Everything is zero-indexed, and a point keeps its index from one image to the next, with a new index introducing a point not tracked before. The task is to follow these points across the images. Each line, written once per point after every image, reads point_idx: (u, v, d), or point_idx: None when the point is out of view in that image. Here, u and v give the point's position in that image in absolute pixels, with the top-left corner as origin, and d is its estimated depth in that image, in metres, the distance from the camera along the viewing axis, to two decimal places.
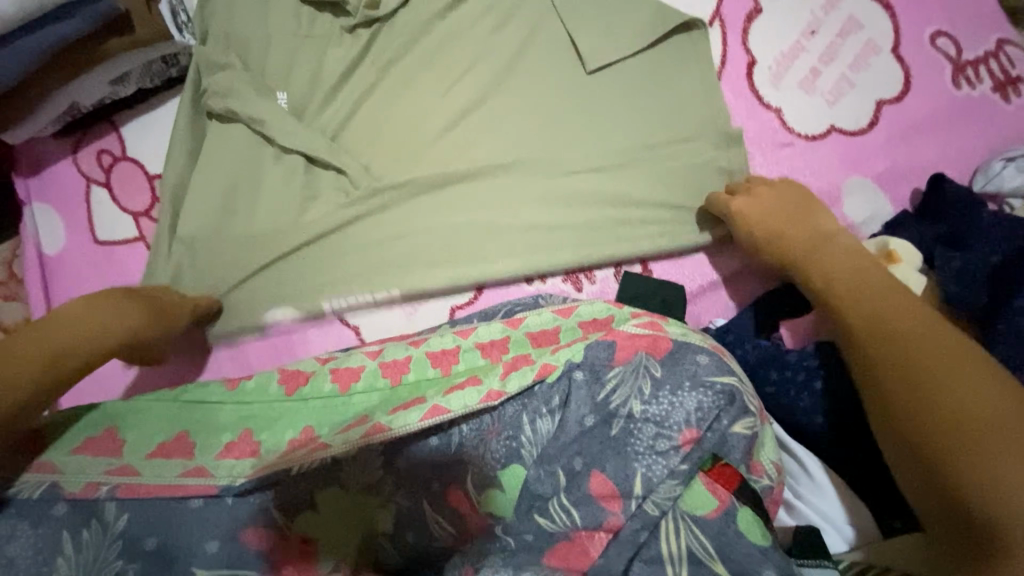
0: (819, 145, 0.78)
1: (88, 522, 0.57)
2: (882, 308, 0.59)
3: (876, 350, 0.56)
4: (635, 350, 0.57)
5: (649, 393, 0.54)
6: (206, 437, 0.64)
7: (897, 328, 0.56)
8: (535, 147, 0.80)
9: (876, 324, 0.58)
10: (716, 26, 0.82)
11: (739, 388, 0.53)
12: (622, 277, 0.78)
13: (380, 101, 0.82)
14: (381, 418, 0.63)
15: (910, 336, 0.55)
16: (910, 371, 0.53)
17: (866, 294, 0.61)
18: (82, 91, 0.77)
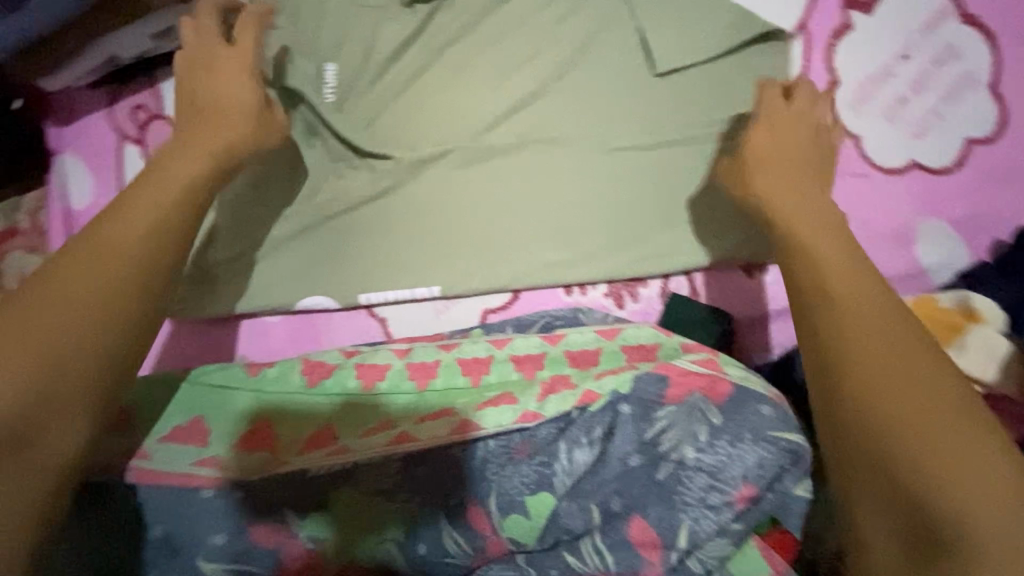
0: (897, 181, 0.73)
1: (102, 502, 0.59)
2: (826, 260, 0.51)
3: (808, 301, 0.50)
4: (693, 390, 0.55)
5: (705, 440, 0.53)
6: (221, 424, 0.62)
7: (843, 293, 0.48)
8: (592, 150, 0.75)
9: (830, 288, 0.49)
10: (800, 38, 0.76)
11: (805, 448, 0.52)
12: (668, 298, 0.73)
13: (432, 85, 0.78)
14: (409, 426, 0.61)
15: (832, 291, 0.49)
16: (865, 338, 0.46)
17: (824, 259, 0.52)
18: (123, 43, 0.73)
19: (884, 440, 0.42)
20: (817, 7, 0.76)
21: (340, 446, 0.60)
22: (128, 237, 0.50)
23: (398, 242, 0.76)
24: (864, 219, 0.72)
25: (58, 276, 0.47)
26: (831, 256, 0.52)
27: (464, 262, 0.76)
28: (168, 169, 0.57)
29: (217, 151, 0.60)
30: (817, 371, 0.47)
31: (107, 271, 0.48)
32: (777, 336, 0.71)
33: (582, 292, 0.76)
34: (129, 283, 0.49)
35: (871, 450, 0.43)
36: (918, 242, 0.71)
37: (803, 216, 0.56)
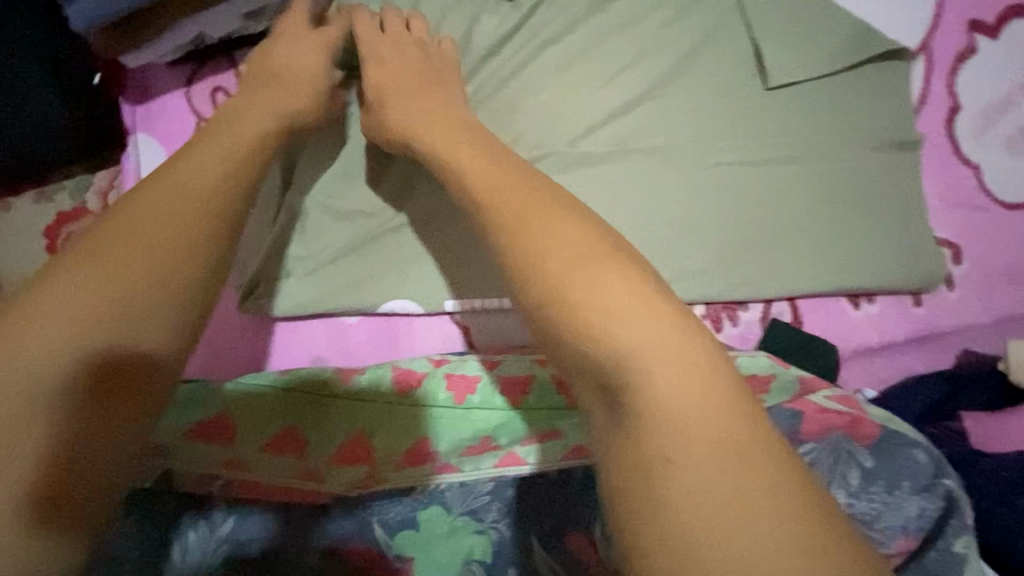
0: (1015, 216, 0.70)
1: (197, 522, 0.54)
2: (586, 278, 0.41)
3: (567, 326, 0.41)
4: (838, 428, 0.51)
5: (856, 485, 0.49)
6: (319, 434, 0.59)
7: (610, 318, 0.40)
8: (696, 163, 0.72)
9: (606, 321, 0.40)
10: (921, 59, 0.73)
11: (965, 497, 0.48)
12: (770, 324, 0.69)
13: (530, 82, 0.73)
14: (516, 448, 0.61)
15: (622, 321, 0.40)
16: (668, 372, 0.38)
17: (599, 283, 0.41)
18: (213, 22, 0.68)
19: (644, 475, 0.36)
20: (940, 28, 0.73)
21: (445, 464, 0.60)
22: (180, 215, 0.47)
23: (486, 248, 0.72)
24: (977, 253, 0.69)
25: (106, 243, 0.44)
26: (567, 254, 0.43)
27: None
28: (216, 130, 0.53)
29: (268, 133, 0.56)
30: (615, 418, 0.39)
31: (151, 235, 0.46)
32: (879, 369, 0.68)
33: None
34: (187, 270, 0.46)
35: (629, 478, 0.37)
36: None
37: (565, 237, 0.44)
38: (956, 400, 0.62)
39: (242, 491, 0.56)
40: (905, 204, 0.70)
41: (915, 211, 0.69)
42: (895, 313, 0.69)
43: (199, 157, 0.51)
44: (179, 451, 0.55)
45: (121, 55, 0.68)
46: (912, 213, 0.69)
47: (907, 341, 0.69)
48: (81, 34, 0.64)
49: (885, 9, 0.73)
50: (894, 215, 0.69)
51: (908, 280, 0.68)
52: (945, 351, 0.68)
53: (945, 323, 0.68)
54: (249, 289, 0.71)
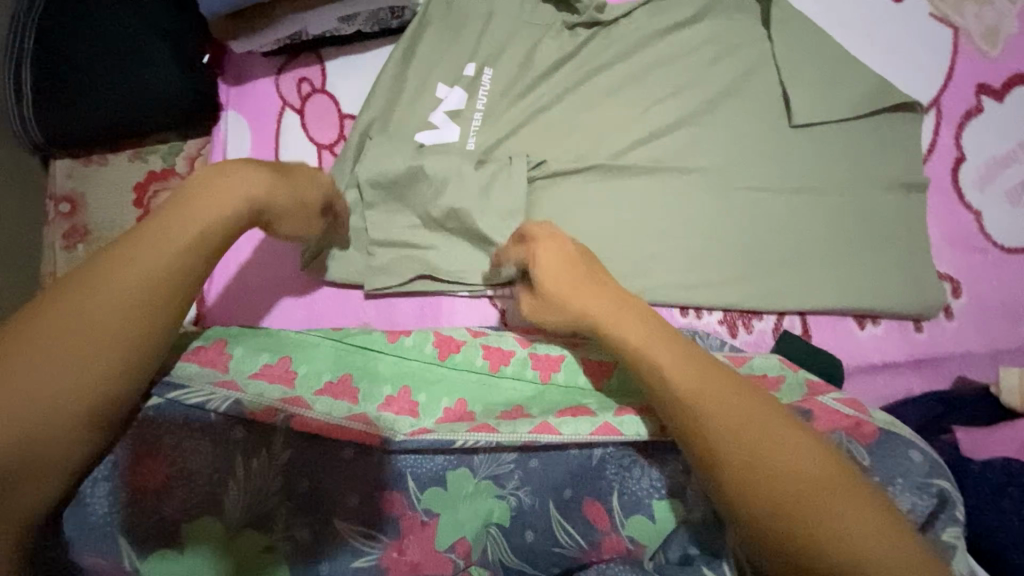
0: (1012, 259, 0.77)
1: (258, 450, 0.62)
2: (754, 437, 0.47)
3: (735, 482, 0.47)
4: (841, 427, 0.57)
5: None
6: (370, 385, 0.68)
7: (774, 464, 0.46)
8: (723, 185, 0.80)
9: (717, 431, 0.48)
10: (931, 114, 0.82)
11: (954, 495, 0.53)
12: (782, 333, 0.77)
13: (584, 101, 0.83)
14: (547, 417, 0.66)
15: (792, 490, 0.45)
16: (764, 441, 0.47)
17: (700, 388, 0.51)
18: (314, 21, 0.79)
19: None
20: (951, 88, 0.82)
21: (482, 422, 0.66)
22: (126, 295, 0.50)
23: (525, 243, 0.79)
24: (975, 288, 0.76)
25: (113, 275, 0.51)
26: (678, 370, 0.52)
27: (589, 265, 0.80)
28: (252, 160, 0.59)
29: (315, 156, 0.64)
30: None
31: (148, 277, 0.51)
32: (880, 387, 0.75)
33: (699, 315, 0.79)
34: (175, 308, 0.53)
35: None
36: None
37: (655, 336, 0.55)
38: (953, 418, 0.67)
39: (301, 425, 0.61)
40: (912, 237, 0.77)
41: (922, 247, 0.77)
42: (894, 333, 0.76)
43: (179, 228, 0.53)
44: (248, 387, 0.64)
45: (229, 40, 0.79)
46: (917, 246, 0.76)
47: (904, 362, 0.75)
48: (206, 20, 0.76)
49: (901, 69, 0.83)
50: (900, 246, 0.77)
51: (912, 306, 0.74)
52: (941, 374, 0.75)
53: (942, 349, 0.75)
54: (314, 251, 0.79)
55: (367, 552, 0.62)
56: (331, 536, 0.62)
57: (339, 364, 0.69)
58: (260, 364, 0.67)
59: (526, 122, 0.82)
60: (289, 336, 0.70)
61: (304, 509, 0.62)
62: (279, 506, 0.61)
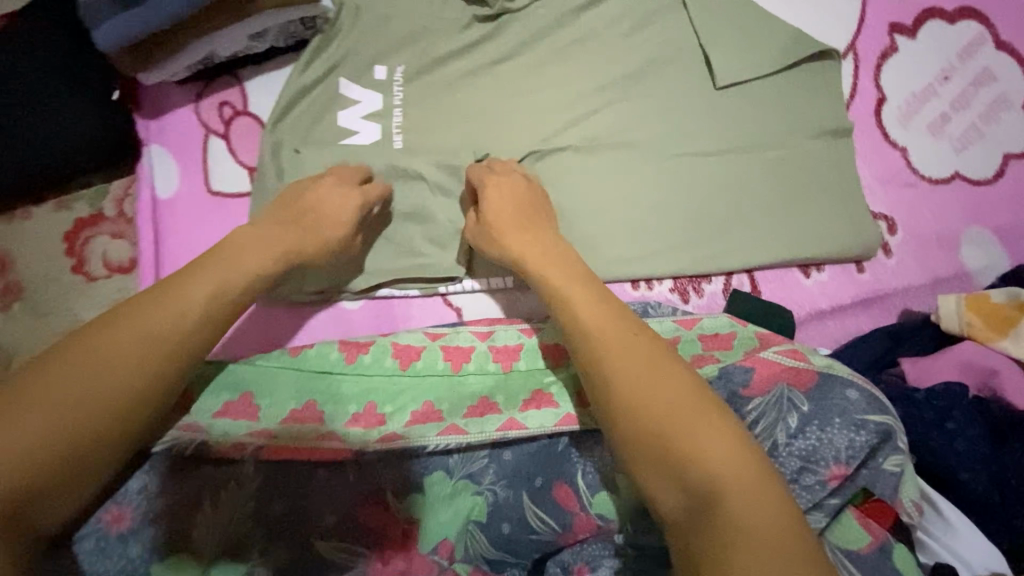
0: (942, 190, 0.79)
1: (230, 478, 0.63)
2: (655, 397, 0.52)
3: (660, 439, 0.50)
4: (781, 379, 0.59)
5: (796, 427, 0.56)
6: (334, 405, 0.68)
7: (667, 418, 0.51)
8: (656, 155, 0.81)
9: (626, 386, 0.54)
10: (849, 58, 0.83)
11: (894, 426, 0.55)
12: (731, 293, 0.78)
13: (509, 90, 0.83)
14: (515, 414, 0.68)
15: (711, 447, 0.48)
16: (667, 396, 0.52)
17: (621, 349, 0.56)
18: (222, 42, 0.76)
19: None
20: (864, 31, 0.83)
21: (451, 424, 0.67)
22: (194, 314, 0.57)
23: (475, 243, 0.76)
24: (911, 223, 0.78)
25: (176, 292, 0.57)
26: (604, 331, 0.58)
27: None
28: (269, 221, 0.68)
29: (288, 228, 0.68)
30: (699, 527, 0.46)
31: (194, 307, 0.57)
32: (832, 331, 0.77)
33: (649, 287, 0.80)
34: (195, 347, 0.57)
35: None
36: (961, 246, 0.77)
37: (586, 303, 0.61)
38: (900, 350, 0.69)
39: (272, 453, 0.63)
40: (844, 181, 0.78)
41: (854, 190, 0.78)
42: (837, 277, 0.78)
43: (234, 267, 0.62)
44: (211, 427, 0.64)
45: (136, 72, 0.76)
46: (850, 189, 0.78)
47: (851, 305, 0.77)
48: (106, 55, 0.73)
49: (815, 18, 0.84)
50: (832, 192, 0.78)
51: (851, 248, 0.76)
52: (887, 310, 0.77)
53: (886, 286, 0.77)
54: None
55: (349, 566, 0.63)
56: (312, 558, 0.62)
57: (301, 388, 0.68)
58: (219, 402, 0.66)
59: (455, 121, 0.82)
60: (251, 373, 0.68)
61: (282, 531, 0.62)
62: (253, 530, 0.62)
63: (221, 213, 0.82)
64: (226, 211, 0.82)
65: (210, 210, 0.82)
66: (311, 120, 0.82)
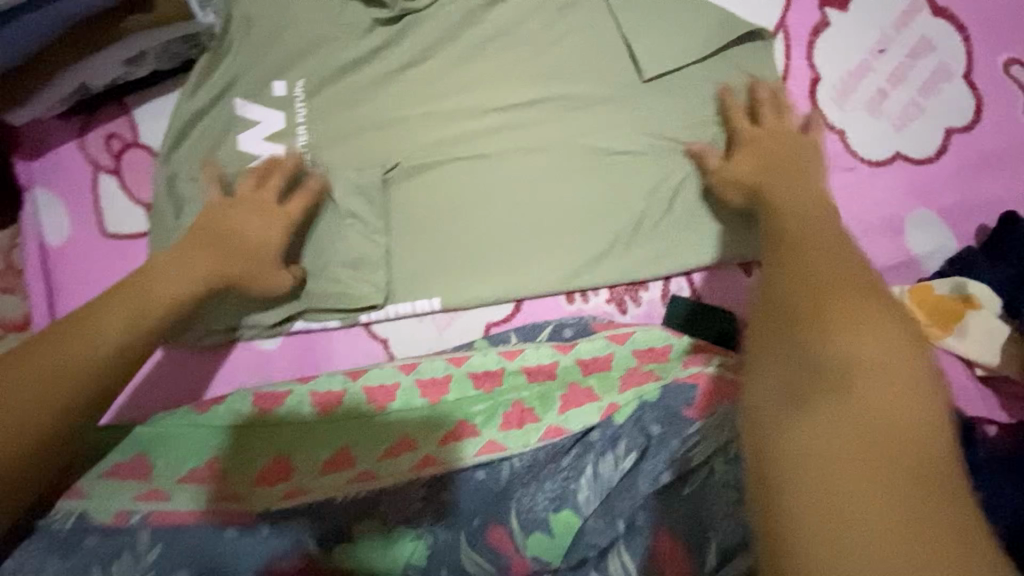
0: (884, 172, 0.74)
1: (121, 551, 0.56)
2: (828, 283, 0.42)
3: (800, 313, 0.40)
4: (724, 398, 0.57)
5: (735, 453, 0.54)
6: (237, 462, 0.62)
7: (834, 300, 0.40)
8: (583, 158, 0.75)
9: (822, 279, 0.42)
10: (780, 37, 0.78)
11: None
12: (670, 301, 0.74)
13: (420, 98, 0.76)
14: (431, 448, 0.61)
15: (864, 332, 0.37)
16: (829, 282, 0.42)
17: (810, 258, 0.47)
18: (94, 71, 0.70)
19: (834, 517, 0.31)
20: (794, 6, 0.78)
21: (364, 470, 0.60)
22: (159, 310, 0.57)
23: (426, 245, 0.73)
24: (853, 211, 0.74)
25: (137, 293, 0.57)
26: (815, 238, 0.53)
27: (469, 278, 0.73)
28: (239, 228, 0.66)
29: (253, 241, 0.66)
30: (791, 409, 0.36)
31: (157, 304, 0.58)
32: None
33: (585, 299, 0.75)
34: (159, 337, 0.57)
35: (803, 478, 0.33)
36: (907, 231, 0.73)
37: (810, 221, 0.55)
38: None
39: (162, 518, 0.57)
40: None
41: None
42: None
43: (194, 264, 0.62)
44: (95, 489, 0.59)
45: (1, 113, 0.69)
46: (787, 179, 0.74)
47: None
48: None
49: None
50: None
51: None
52: None
53: None
54: None
55: None
56: None
57: (201, 442, 0.62)
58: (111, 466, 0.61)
59: (364, 137, 0.76)
60: (145, 436, 0.62)
61: None
62: None
63: (117, 256, 0.76)
64: (123, 253, 0.76)
65: (105, 254, 0.76)
66: (207, 148, 0.75)
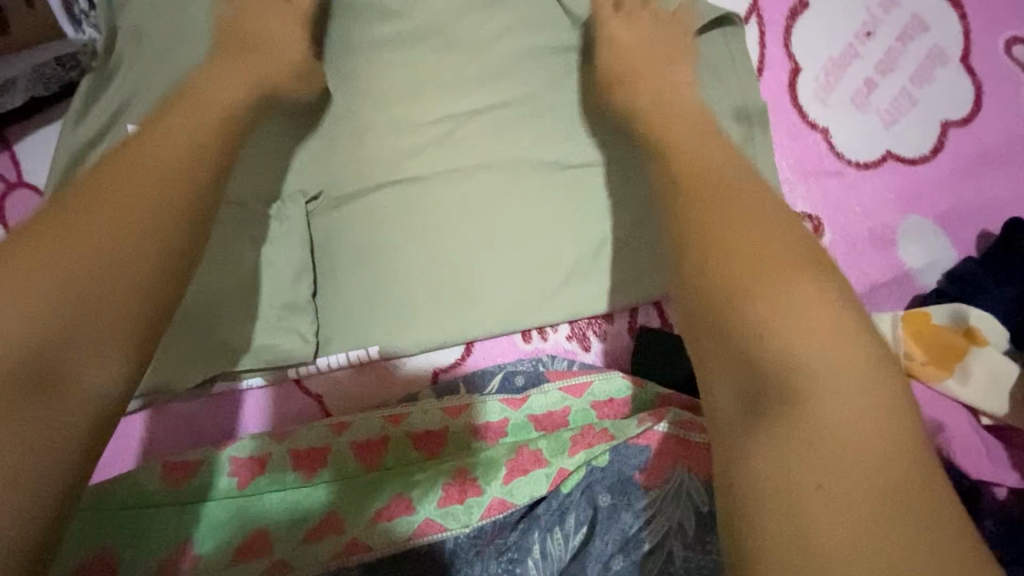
0: (874, 175, 0.66)
1: None
2: (761, 254, 0.41)
3: (746, 322, 0.39)
4: (682, 463, 0.54)
5: (693, 535, 0.51)
6: (133, 555, 0.52)
7: (770, 267, 0.41)
8: (535, 175, 0.66)
9: (725, 254, 0.42)
10: (754, 22, 0.68)
11: None
12: (638, 333, 0.66)
13: (345, 113, 0.66)
14: (359, 530, 0.54)
15: (823, 336, 0.38)
16: (784, 275, 0.40)
17: (726, 223, 0.44)
18: None
19: (790, 500, 0.33)
20: None
21: (278, 561, 0.53)
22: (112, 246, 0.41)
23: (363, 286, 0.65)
24: (842, 222, 0.65)
25: (53, 238, 0.40)
26: (734, 206, 0.45)
27: (412, 320, 0.65)
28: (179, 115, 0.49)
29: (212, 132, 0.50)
30: (756, 418, 0.37)
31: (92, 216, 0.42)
32: None
33: (544, 336, 0.67)
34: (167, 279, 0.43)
35: (770, 476, 0.35)
36: (900, 243, 0.65)
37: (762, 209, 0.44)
38: None
39: None
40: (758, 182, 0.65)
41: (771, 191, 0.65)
42: None
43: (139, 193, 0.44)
44: None
45: None
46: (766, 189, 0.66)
47: None
48: None
49: None
50: None
51: None
52: None
53: None
54: None
55: None
56: None
57: (86, 534, 0.52)
58: None
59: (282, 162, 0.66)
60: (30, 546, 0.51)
61: None
62: None
63: None
64: None
65: None
66: None
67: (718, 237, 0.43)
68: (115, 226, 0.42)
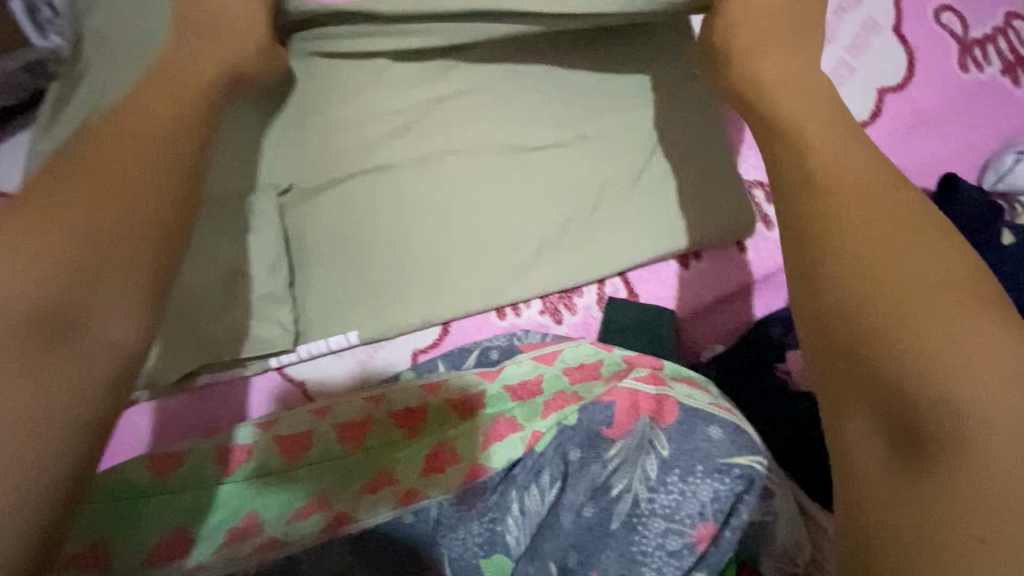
0: None
1: None
2: (876, 260, 0.38)
3: (883, 358, 0.36)
4: (643, 414, 0.56)
5: (656, 478, 0.54)
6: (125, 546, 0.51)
7: (895, 280, 0.37)
8: (499, 159, 0.69)
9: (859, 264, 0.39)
10: None
11: (760, 471, 0.51)
12: (606, 305, 0.69)
13: (312, 107, 0.68)
14: (348, 505, 0.57)
15: (976, 362, 0.34)
16: (905, 271, 0.38)
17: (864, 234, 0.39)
18: None
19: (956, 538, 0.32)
20: None
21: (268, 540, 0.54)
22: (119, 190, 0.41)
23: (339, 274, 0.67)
24: None
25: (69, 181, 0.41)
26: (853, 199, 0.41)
27: (388, 305, 0.67)
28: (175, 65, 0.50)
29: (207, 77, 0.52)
30: (905, 466, 0.34)
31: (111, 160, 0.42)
32: (720, 323, 0.70)
33: (517, 312, 0.70)
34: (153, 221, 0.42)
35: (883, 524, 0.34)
36: None
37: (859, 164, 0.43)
38: None
39: None
40: (711, 156, 0.69)
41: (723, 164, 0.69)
42: (718, 264, 0.71)
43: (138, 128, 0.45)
44: None
45: None
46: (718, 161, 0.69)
47: (733, 292, 0.71)
48: None
49: None
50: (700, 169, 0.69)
51: (729, 231, 0.69)
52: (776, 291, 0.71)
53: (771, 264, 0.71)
54: None
55: None
56: None
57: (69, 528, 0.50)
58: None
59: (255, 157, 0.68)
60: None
61: None
62: None
63: None
64: None
65: None
66: None
67: (829, 245, 0.40)
68: (101, 199, 0.40)
